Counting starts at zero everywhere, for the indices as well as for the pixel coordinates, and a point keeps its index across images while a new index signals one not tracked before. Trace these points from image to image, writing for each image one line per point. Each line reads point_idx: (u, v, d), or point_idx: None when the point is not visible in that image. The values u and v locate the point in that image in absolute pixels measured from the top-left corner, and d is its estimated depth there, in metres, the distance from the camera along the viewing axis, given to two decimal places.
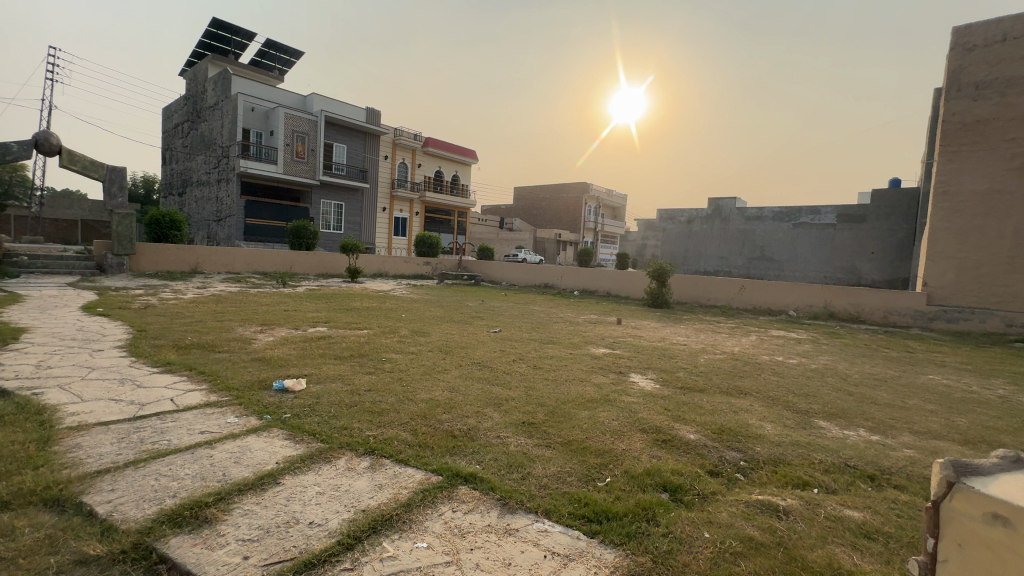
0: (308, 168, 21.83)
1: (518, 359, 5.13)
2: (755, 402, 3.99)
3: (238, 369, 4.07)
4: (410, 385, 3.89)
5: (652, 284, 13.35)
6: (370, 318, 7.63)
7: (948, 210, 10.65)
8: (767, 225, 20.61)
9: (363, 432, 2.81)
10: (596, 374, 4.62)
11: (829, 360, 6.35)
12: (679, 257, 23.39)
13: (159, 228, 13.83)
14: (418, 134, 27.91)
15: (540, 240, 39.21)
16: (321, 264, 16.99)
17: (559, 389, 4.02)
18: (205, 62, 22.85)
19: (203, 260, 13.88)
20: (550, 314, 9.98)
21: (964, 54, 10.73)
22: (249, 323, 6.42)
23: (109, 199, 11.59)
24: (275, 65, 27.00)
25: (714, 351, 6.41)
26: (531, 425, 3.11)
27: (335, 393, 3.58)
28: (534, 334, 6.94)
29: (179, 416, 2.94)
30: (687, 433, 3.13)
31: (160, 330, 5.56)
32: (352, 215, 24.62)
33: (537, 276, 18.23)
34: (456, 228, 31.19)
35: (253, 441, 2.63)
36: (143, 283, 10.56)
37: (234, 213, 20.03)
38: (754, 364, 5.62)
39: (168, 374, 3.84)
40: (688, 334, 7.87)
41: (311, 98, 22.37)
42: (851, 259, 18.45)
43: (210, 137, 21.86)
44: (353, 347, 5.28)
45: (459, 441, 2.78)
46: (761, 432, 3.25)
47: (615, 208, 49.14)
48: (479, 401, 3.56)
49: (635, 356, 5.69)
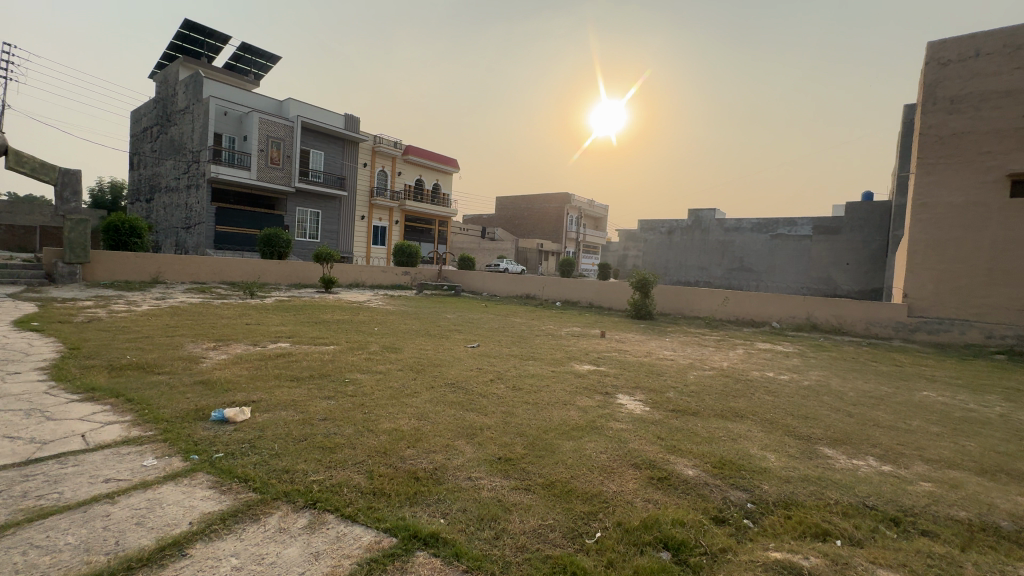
0: (283, 175, 21.13)
1: (495, 379, 4.68)
2: (754, 427, 3.65)
3: (174, 396, 3.54)
4: (372, 412, 3.43)
5: (635, 296, 13.12)
6: (339, 332, 7.12)
7: (926, 222, 10.68)
8: (746, 237, 20.71)
9: (308, 477, 2.35)
10: (581, 396, 4.22)
11: (820, 375, 6.10)
12: (660, 267, 23.31)
13: (117, 235, 13.02)
14: (398, 142, 27.44)
15: (522, 250, 38.95)
16: (295, 273, 16.32)
17: (540, 415, 3.61)
18: (176, 65, 22.06)
19: (166, 270, 13.08)
20: (531, 326, 9.60)
21: (939, 69, 10.90)
22: (202, 340, 5.84)
23: (61, 204, 10.82)
24: (251, 69, 26.28)
25: (702, 367, 6.09)
26: (508, 461, 2.70)
27: (282, 424, 3.11)
28: (514, 349, 6.54)
29: (84, 458, 2.45)
30: (684, 468, 2.76)
31: (97, 348, 4.97)
32: (329, 223, 23.95)
33: (519, 286, 17.87)
34: (437, 238, 30.70)
35: (168, 492, 2.16)
36: (95, 293, 9.81)
37: (203, 220, 19.19)
38: (745, 382, 5.31)
39: (88, 403, 3.30)
40: (674, 349, 7.55)
41: (287, 103, 21.77)
42: (828, 269, 18.64)
43: (180, 141, 20.97)
44: (314, 366, 4.77)
45: (422, 485, 2.35)
46: (767, 465, 2.90)
47: (596, 218, 49.36)
48: (451, 431, 3.14)
49: (622, 373, 5.34)
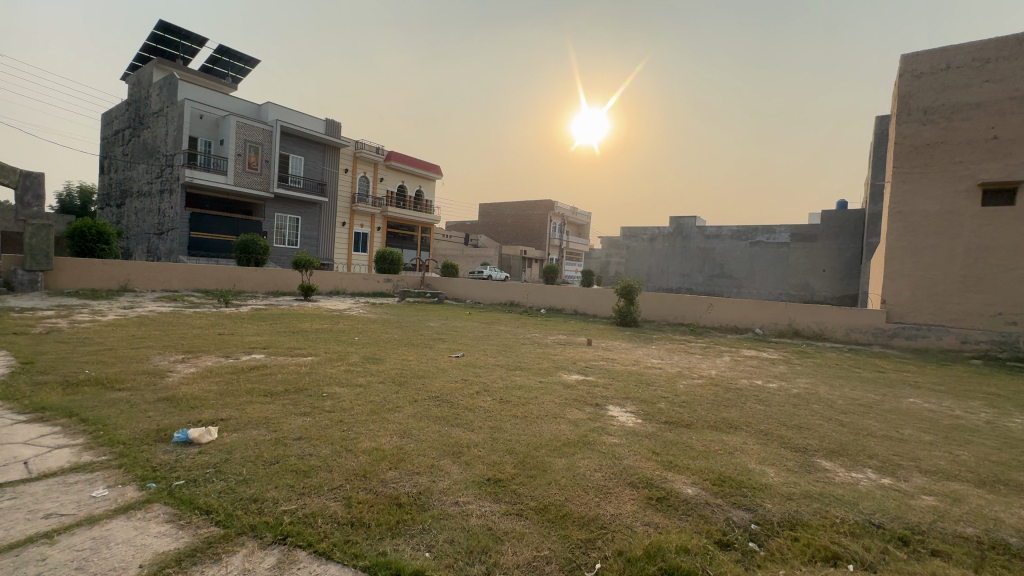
0: (261, 180, 20.63)
1: (481, 392, 4.49)
2: (749, 439, 3.53)
3: (133, 415, 3.25)
4: (351, 430, 3.21)
5: (619, 303, 13.06)
6: (318, 342, 6.83)
7: (903, 229, 10.88)
8: (726, 244, 20.97)
9: (278, 507, 2.13)
10: (571, 408, 4.06)
11: (808, 383, 6.05)
12: (643, 274, 23.41)
13: (83, 241, 12.43)
14: (380, 148, 27.13)
15: (505, 257, 38.82)
16: (272, 280, 15.85)
17: (530, 430, 3.43)
18: (149, 66, 21.42)
19: (135, 277, 12.54)
20: (517, 334, 9.43)
21: (913, 81, 11.17)
22: (170, 352, 5.50)
23: (22, 208, 10.29)
24: (228, 72, 25.74)
25: (691, 376, 5.99)
26: (499, 483, 2.53)
27: (252, 445, 2.87)
28: (500, 359, 6.36)
29: (24, 490, 2.20)
30: (683, 486, 2.62)
31: (53, 362, 4.62)
32: (309, 229, 23.45)
33: (503, 294, 17.71)
34: (419, 244, 30.38)
35: (118, 528, 1.92)
36: (57, 302, 9.30)
37: (177, 226, 18.60)
38: (736, 391, 5.22)
39: (35, 425, 3.00)
40: (662, 357, 7.46)
41: (265, 106, 21.33)
42: (805, 276, 18.98)
43: (152, 144, 20.30)
44: (289, 380, 4.50)
45: (406, 513, 2.16)
46: (767, 481, 2.78)
47: (579, 225, 49.55)
48: (436, 449, 2.95)
49: (611, 383, 5.19)
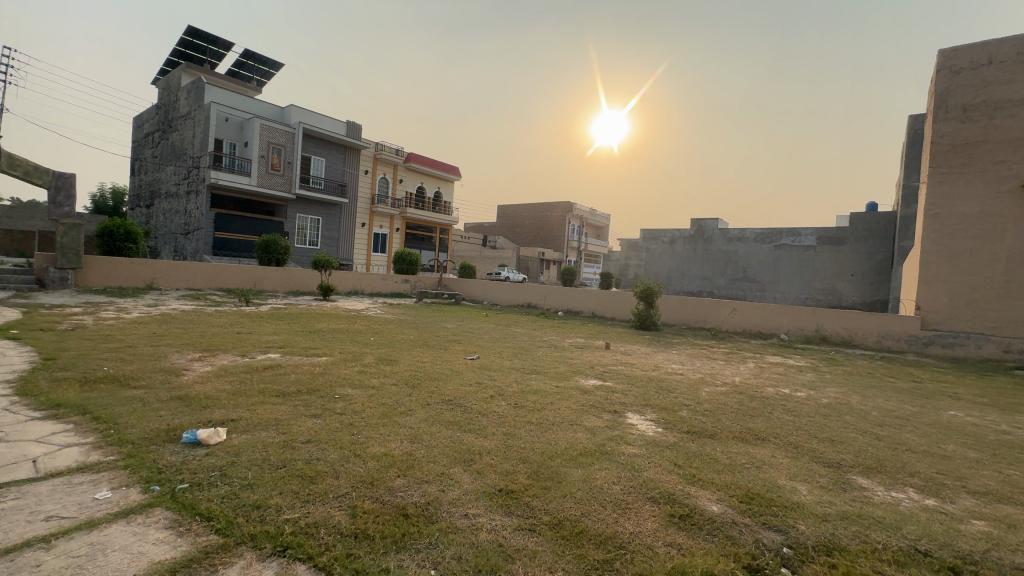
0: (283, 181, 20.95)
1: (495, 396, 4.36)
2: (777, 452, 3.34)
3: (146, 414, 3.23)
4: (361, 434, 3.13)
5: (639, 306, 12.81)
6: (333, 342, 6.83)
7: (939, 232, 10.36)
8: (749, 247, 20.42)
9: (280, 516, 2.04)
10: (588, 415, 3.91)
11: (838, 392, 5.77)
12: (662, 277, 22.99)
13: (111, 240, 12.76)
14: (400, 150, 27.34)
15: (523, 258, 38.75)
16: (292, 280, 16.04)
17: (545, 437, 3.30)
18: (178, 71, 22.01)
19: (160, 276, 12.82)
20: (533, 337, 9.30)
21: (951, 77, 10.68)
22: (188, 350, 5.54)
23: (54, 208, 10.56)
24: (253, 76, 26.29)
25: (714, 382, 5.76)
26: (511, 495, 2.40)
27: (260, 447, 2.81)
28: (516, 362, 6.25)
29: (28, 490, 2.16)
30: (708, 503, 2.45)
31: (75, 358, 4.67)
32: (329, 229, 23.74)
33: (520, 295, 17.62)
34: (438, 245, 30.53)
35: (116, 534, 1.86)
36: (85, 300, 9.54)
37: (202, 226, 19.01)
38: (761, 399, 5.00)
39: (49, 422, 2.99)
40: (683, 362, 7.21)
41: (288, 109, 21.68)
42: (832, 280, 18.39)
43: (180, 146, 20.83)
44: (302, 380, 4.46)
45: (413, 525, 2.06)
46: (799, 500, 2.58)
47: (597, 227, 49.17)
48: (447, 456, 2.84)
49: (631, 389, 5.02)
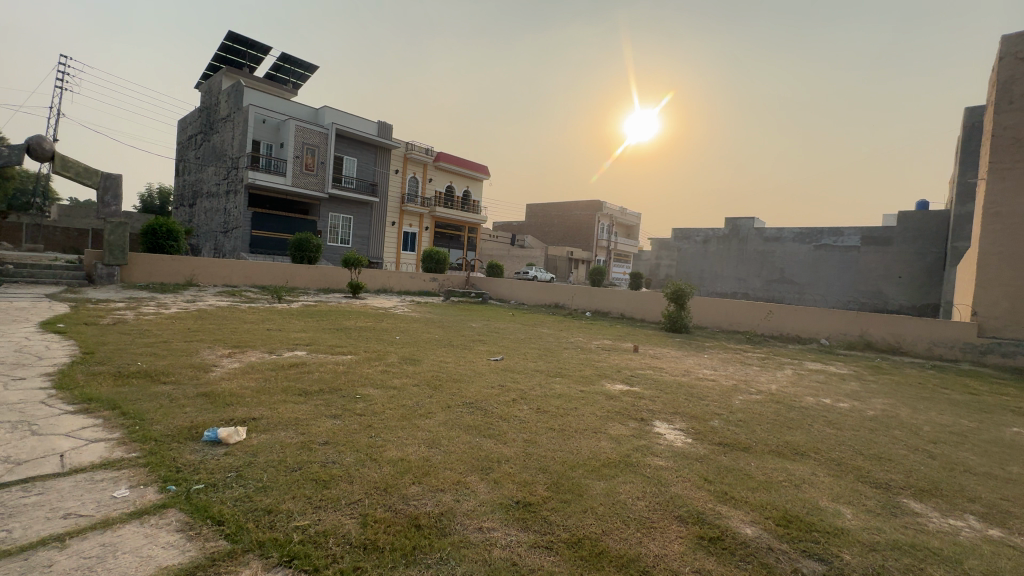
0: (317, 181, 21.43)
1: (517, 400, 4.25)
2: (819, 469, 3.10)
3: (171, 410, 3.27)
4: (379, 437, 3.08)
5: (670, 308, 12.45)
6: (359, 340, 6.87)
7: (1000, 232, 9.54)
8: (788, 247, 19.60)
9: (290, 522, 2.00)
10: (612, 423, 3.76)
11: (886, 403, 5.39)
12: (694, 277, 22.36)
13: (155, 238, 13.33)
14: (430, 149, 27.56)
15: (551, 257, 38.47)
16: (323, 278, 16.36)
17: (568, 445, 3.17)
18: (219, 75, 22.83)
19: (199, 273, 13.30)
20: (559, 338, 9.14)
21: (1016, 64, 9.91)
22: (219, 346, 5.67)
23: (102, 208, 11.10)
24: (290, 79, 27.03)
25: (748, 390, 5.47)
26: (528, 508, 2.28)
27: (278, 448, 2.79)
28: (540, 364, 6.12)
29: (51, 485, 2.20)
30: (742, 525, 2.28)
31: (111, 353, 4.83)
32: (360, 228, 24.18)
33: (547, 295, 17.46)
34: (466, 244, 30.67)
35: (128, 535, 1.85)
36: (128, 295, 9.96)
37: (240, 225, 19.66)
38: (800, 410, 4.71)
39: (80, 416, 3.07)
40: (715, 367, 6.91)
41: (322, 110, 22.18)
42: (878, 283, 17.44)
43: (221, 148, 21.62)
44: (326, 379, 4.48)
45: (425, 538, 1.98)
46: (843, 525, 2.37)
47: (627, 226, 48.36)
48: (464, 463, 2.75)
49: (659, 396, 4.82)
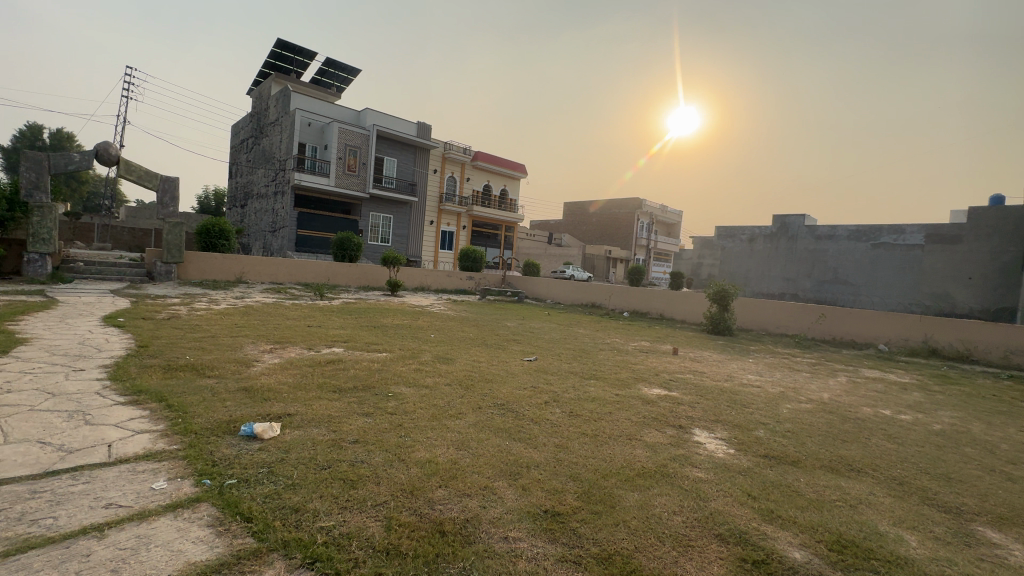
0: (359, 181, 22.00)
1: (550, 403, 4.15)
2: (877, 489, 2.83)
3: (212, 404, 3.38)
4: (408, 437, 3.07)
5: (712, 309, 11.99)
6: (394, 338, 6.95)
7: None
8: (842, 245, 18.47)
9: (316, 523, 1.99)
10: (648, 429, 3.60)
11: (954, 416, 4.93)
12: (739, 277, 21.45)
13: (208, 237, 14.05)
14: (468, 149, 27.78)
15: (589, 256, 37.98)
16: (364, 276, 16.76)
17: (600, 452, 3.05)
18: (269, 81, 23.85)
19: (248, 270, 13.90)
20: (595, 338, 8.94)
21: None
22: (262, 341, 5.87)
23: (161, 209, 11.81)
24: (334, 83, 27.91)
25: (798, 398, 5.14)
26: (557, 518, 2.19)
27: (309, 445, 2.82)
28: (575, 366, 5.98)
29: (98, 474, 2.29)
30: (790, 548, 2.09)
31: (164, 346, 5.09)
32: (400, 227, 24.66)
33: (584, 294, 17.21)
34: (503, 243, 30.72)
35: (162, 528, 1.89)
36: (183, 291, 10.54)
37: (287, 224, 20.46)
38: (855, 421, 4.37)
39: (129, 408, 3.22)
40: (760, 373, 6.54)
41: (364, 112, 22.77)
42: (944, 284, 16.15)
43: (270, 151, 22.58)
44: (360, 376, 4.53)
45: (448, 546, 1.92)
46: (906, 554, 2.13)
47: (668, 224, 47.13)
48: (493, 467, 2.69)
49: (699, 402, 4.59)
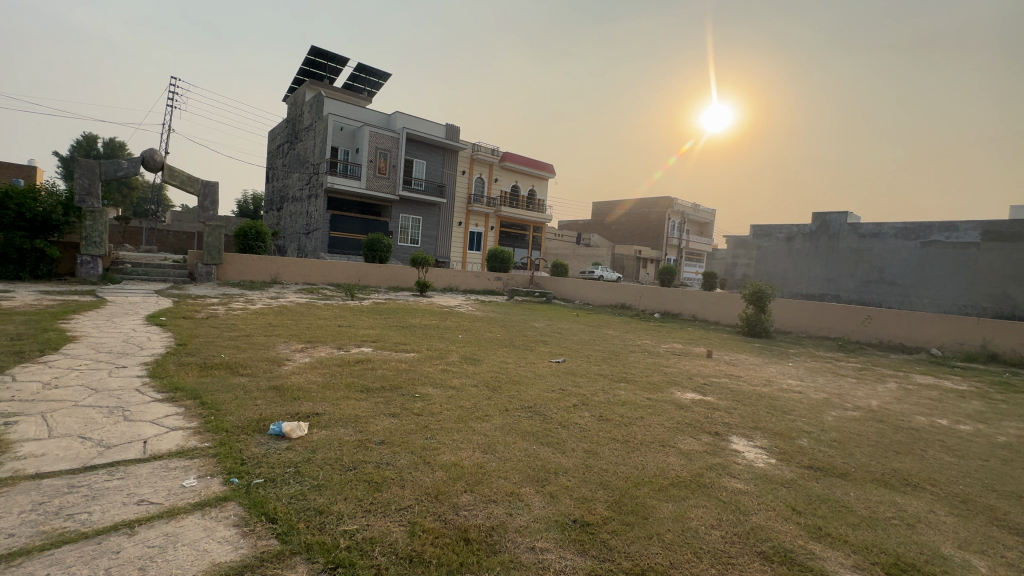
0: (389, 183, 22.34)
1: (578, 406, 4.03)
2: (938, 507, 2.60)
3: (244, 402, 3.43)
4: (434, 438, 3.03)
5: (747, 310, 11.58)
6: (421, 338, 6.96)
7: None
8: (888, 244, 17.52)
9: (340, 526, 1.96)
10: (682, 436, 3.44)
11: (1021, 428, 4.53)
12: (776, 278, 20.66)
13: (246, 239, 14.53)
14: (496, 150, 27.85)
15: (618, 257, 37.42)
16: (393, 277, 16.98)
17: (632, 459, 2.92)
18: (303, 87, 24.55)
19: (283, 271, 14.30)
20: (625, 340, 8.73)
21: None
22: (294, 341, 5.98)
23: (202, 212, 12.29)
24: (365, 87, 28.51)
25: (843, 405, 4.84)
26: (586, 529, 2.09)
27: (336, 445, 2.81)
28: (604, 368, 5.83)
29: (132, 471, 2.34)
30: (840, 570, 1.93)
31: (201, 345, 5.25)
32: (429, 228, 24.92)
33: (613, 295, 16.92)
34: (531, 244, 30.62)
35: (190, 526, 1.90)
36: (222, 292, 10.91)
37: (320, 226, 20.96)
38: (908, 431, 4.07)
39: (166, 404, 3.31)
40: (801, 378, 6.22)
41: (394, 115, 23.13)
42: (1003, 284, 15.08)
43: (304, 155, 23.21)
44: (387, 376, 4.53)
45: (473, 555, 1.85)
46: None
47: (700, 224, 46.02)
48: (520, 473, 2.60)
49: (736, 407, 4.39)
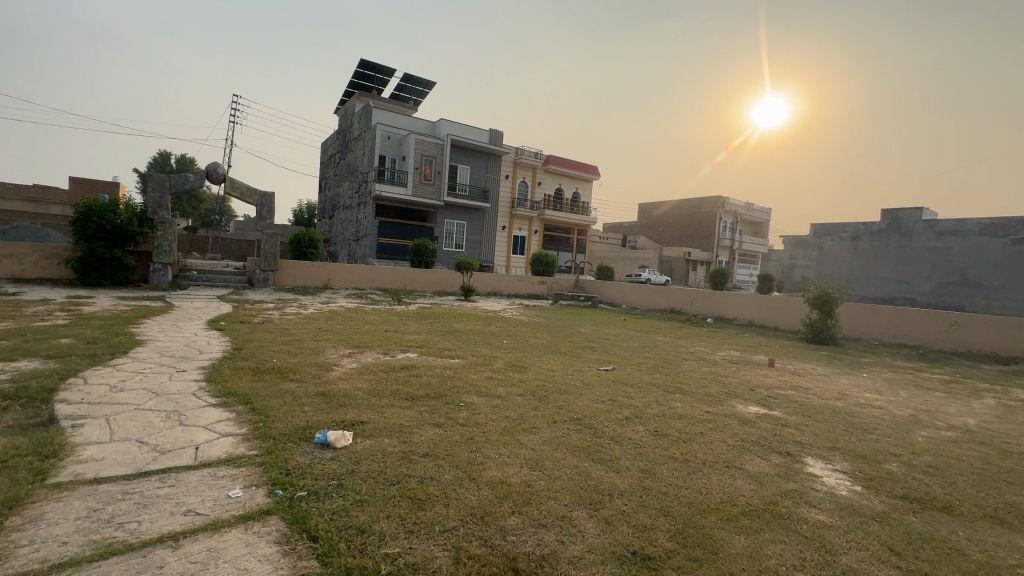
0: (434, 189, 22.69)
1: (631, 419, 3.78)
2: None
3: (292, 409, 3.43)
4: (479, 452, 2.89)
5: (810, 315, 10.78)
6: (466, 343, 6.88)
7: None
8: (973, 241, 15.87)
9: (381, 548, 1.85)
10: (750, 456, 3.13)
11: None
12: (842, 280, 19.23)
13: (300, 246, 15.12)
14: (539, 153, 27.73)
15: (666, 259, 36.26)
16: (438, 281, 17.18)
17: (694, 482, 2.66)
18: (353, 99, 25.45)
19: (334, 277, 14.78)
20: (677, 347, 8.30)
21: None
22: (342, 346, 6.05)
23: (260, 221, 12.90)
24: (411, 97, 29.21)
25: (935, 424, 4.29)
26: (647, 563, 1.88)
27: (380, 456, 2.73)
28: (656, 377, 5.52)
29: (182, 478, 2.35)
30: None
31: (255, 349, 5.40)
32: (473, 233, 25.11)
33: (662, 298, 16.30)
34: (575, 247, 30.20)
35: (233, 542, 1.85)
36: (278, 297, 11.36)
37: (369, 233, 21.57)
38: (1019, 457, 3.53)
39: (219, 409, 3.37)
40: (879, 391, 5.62)
41: (439, 123, 23.53)
42: None
43: (354, 164, 24.01)
44: (432, 383, 4.45)
45: None
46: None
47: (754, 223, 43.86)
48: (571, 493, 2.42)
49: (808, 424, 3.98)
